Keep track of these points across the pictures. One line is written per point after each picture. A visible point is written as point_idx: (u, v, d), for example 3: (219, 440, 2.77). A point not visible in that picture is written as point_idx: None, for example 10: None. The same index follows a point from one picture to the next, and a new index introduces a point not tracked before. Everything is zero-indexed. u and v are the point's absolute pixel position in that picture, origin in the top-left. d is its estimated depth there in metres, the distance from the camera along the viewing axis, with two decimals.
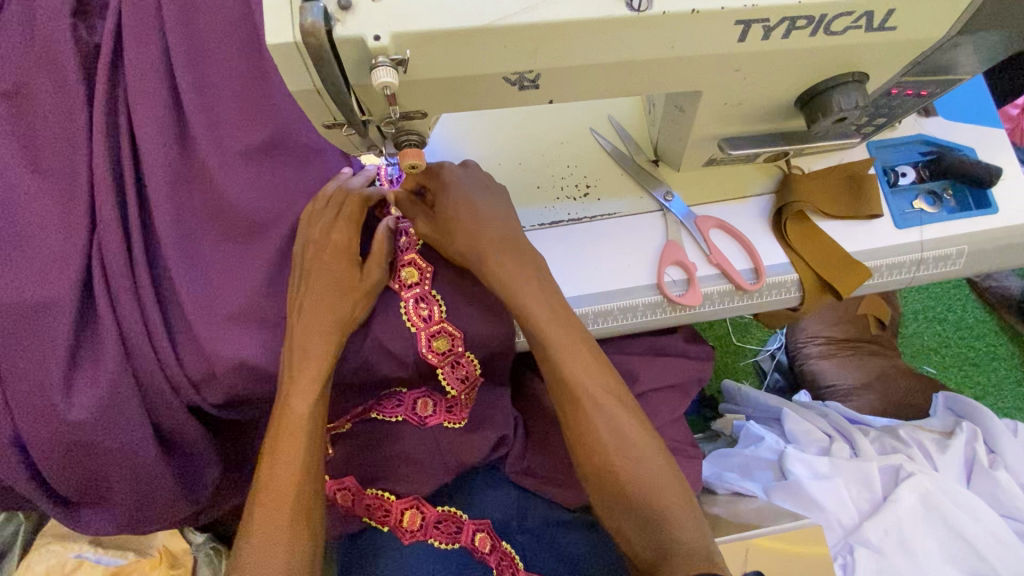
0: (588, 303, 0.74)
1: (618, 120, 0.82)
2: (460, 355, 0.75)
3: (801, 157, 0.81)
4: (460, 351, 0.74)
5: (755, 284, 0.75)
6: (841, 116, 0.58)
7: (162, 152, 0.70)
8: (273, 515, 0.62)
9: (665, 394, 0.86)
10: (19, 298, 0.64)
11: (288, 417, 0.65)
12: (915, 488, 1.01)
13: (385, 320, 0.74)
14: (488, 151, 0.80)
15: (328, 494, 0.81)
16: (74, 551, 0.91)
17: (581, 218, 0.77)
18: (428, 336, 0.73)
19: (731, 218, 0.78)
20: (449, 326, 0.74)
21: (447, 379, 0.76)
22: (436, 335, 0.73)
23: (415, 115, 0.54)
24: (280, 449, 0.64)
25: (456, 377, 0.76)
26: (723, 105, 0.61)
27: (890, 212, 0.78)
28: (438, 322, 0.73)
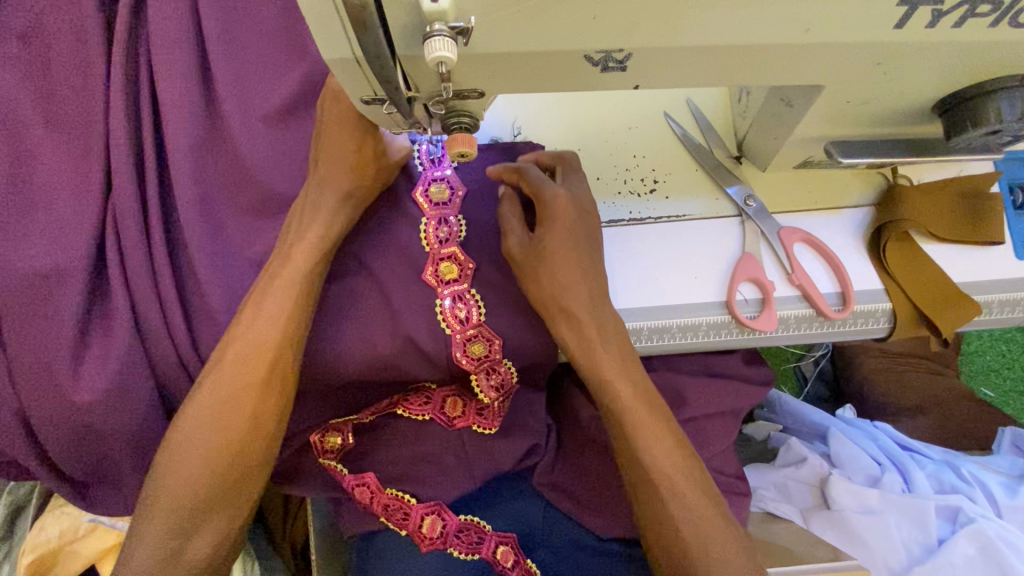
0: (645, 317, 0.65)
1: (697, 105, 0.70)
2: (496, 362, 0.67)
3: (911, 165, 0.69)
4: (497, 357, 0.67)
5: (840, 313, 0.65)
6: (999, 130, 0.46)
7: (185, 112, 0.63)
8: (232, 413, 0.56)
9: (716, 419, 0.77)
10: (28, 265, 0.59)
11: (282, 272, 0.59)
12: (975, 536, 0.92)
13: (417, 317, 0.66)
14: (544, 132, 0.70)
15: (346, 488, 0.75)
16: (88, 515, 0.88)
17: (645, 218, 0.68)
18: (463, 339, 0.65)
19: (820, 231, 0.67)
20: (486, 329, 0.66)
21: (481, 387, 0.68)
22: (471, 340, 0.65)
23: (470, 94, 0.45)
24: (217, 413, 0.55)
25: (490, 386, 0.68)
26: (845, 103, 0.49)
27: (1011, 238, 0.67)
28: (475, 325, 0.66)
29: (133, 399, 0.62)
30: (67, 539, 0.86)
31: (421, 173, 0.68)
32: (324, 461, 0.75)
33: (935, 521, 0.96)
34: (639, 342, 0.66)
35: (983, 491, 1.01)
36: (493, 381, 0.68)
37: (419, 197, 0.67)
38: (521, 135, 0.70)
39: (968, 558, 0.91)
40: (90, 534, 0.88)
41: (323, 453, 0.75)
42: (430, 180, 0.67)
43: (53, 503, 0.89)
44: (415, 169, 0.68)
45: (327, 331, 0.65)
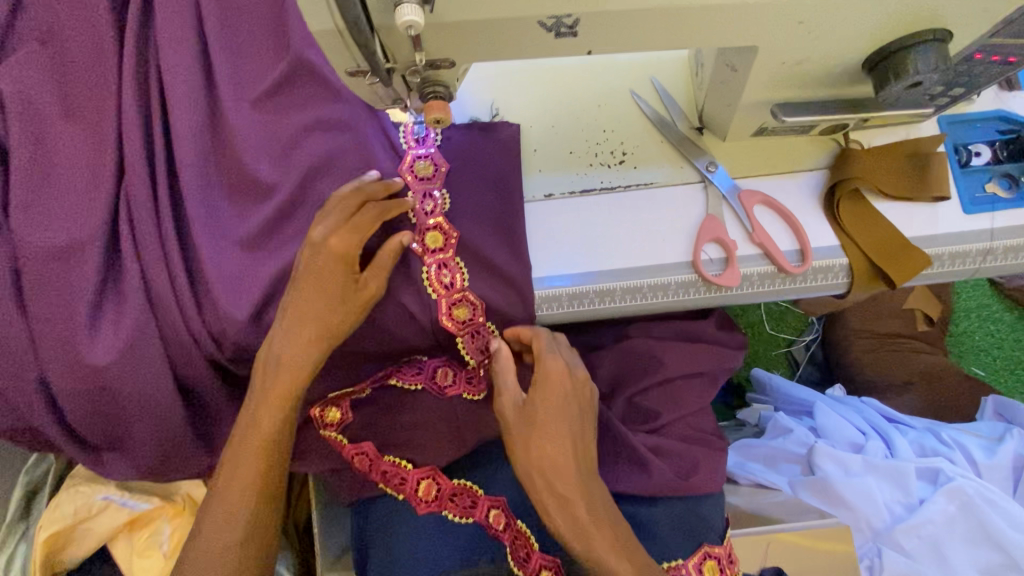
0: (618, 278, 0.70)
1: (661, 83, 0.76)
2: (480, 325, 0.71)
3: (862, 130, 0.74)
4: (480, 321, 0.70)
5: (800, 267, 0.69)
6: (917, 81, 0.51)
7: (189, 101, 0.69)
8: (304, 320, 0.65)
9: (693, 380, 0.82)
10: (48, 240, 0.64)
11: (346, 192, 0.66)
12: (954, 494, 0.95)
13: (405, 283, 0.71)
14: (520, 111, 0.76)
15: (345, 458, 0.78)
16: (101, 493, 0.93)
17: (615, 187, 0.73)
18: (449, 304, 0.70)
19: (779, 194, 0.72)
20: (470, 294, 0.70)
21: (467, 350, 0.72)
22: (457, 303, 0.70)
23: (443, 64, 0.51)
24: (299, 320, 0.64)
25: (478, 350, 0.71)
26: (782, 65, 0.55)
27: (958, 194, 0.71)
28: (460, 290, 0.70)
29: (146, 363, 0.67)
30: (81, 516, 0.90)
31: (406, 152, 0.73)
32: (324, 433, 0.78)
33: (915, 481, 1.00)
34: (613, 302, 0.71)
35: (963, 453, 1.04)
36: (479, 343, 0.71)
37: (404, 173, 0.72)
38: (499, 115, 0.76)
39: (948, 515, 0.94)
40: (103, 512, 0.92)
41: (323, 427, 0.78)
42: (414, 158, 0.72)
43: (68, 482, 0.93)
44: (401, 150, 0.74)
45: None
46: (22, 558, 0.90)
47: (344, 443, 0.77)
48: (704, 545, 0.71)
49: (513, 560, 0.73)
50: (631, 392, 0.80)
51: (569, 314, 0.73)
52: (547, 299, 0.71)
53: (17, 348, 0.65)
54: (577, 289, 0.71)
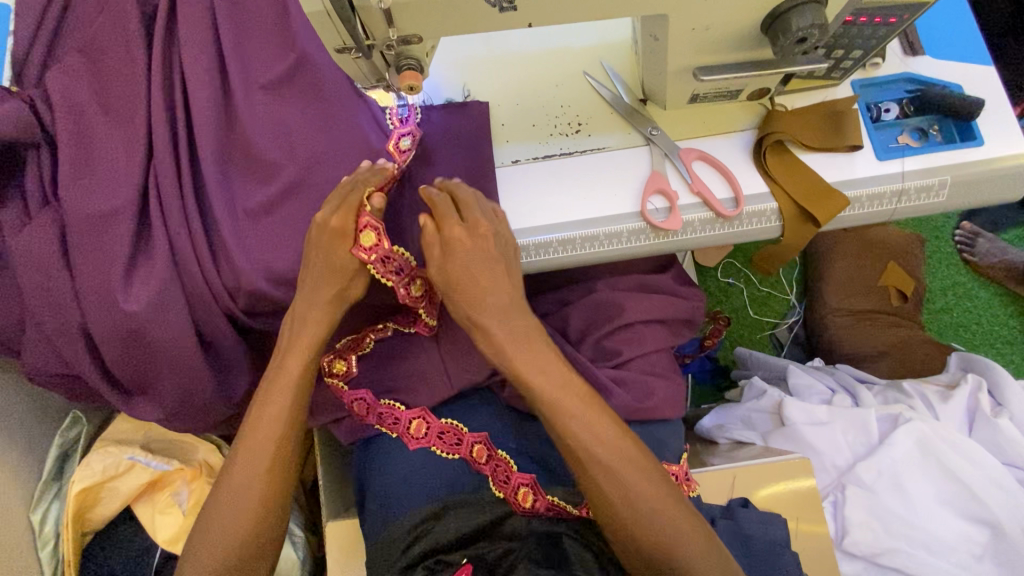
0: (576, 228, 0.81)
1: (609, 64, 0.88)
2: (388, 251, 0.74)
3: (786, 94, 0.85)
4: (388, 247, 0.73)
5: (734, 212, 0.80)
6: (801, 35, 0.63)
7: (206, 89, 0.81)
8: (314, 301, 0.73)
9: (652, 325, 0.91)
10: (90, 208, 0.77)
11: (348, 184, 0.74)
12: (911, 432, 1.01)
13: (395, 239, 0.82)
14: (489, 94, 0.88)
15: (345, 403, 0.87)
16: (127, 454, 1.02)
17: (572, 151, 0.84)
18: (357, 229, 0.72)
19: (715, 151, 0.83)
20: (376, 220, 0.73)
21: (382, 275, 0.76)
22: (364, 231, 0.72)
23: (412, 39, 0.63)
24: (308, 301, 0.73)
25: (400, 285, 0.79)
26: (692, 31, 0.67)
27: (872, 144, 0.82)
28: (365, 215, 0.72)
29: (171, 312, 0.78)
30: (109, 475, 1.00)
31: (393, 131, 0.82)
32: (330, 380, 0.87)
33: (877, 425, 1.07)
34: (574, 250, 0.81)
35: (921, 399, 1.11)
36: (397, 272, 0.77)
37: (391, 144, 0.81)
38: (471, 96, 0.88)
39: (906, 452, 1.00)
40: (129, 471, 1.01)
41: (330, 375, 0.87)
42: (399, 135, 0.81)
43: (98, 445, 1.03)
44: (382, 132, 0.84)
45: None
46: (54, 516, 0.97)
47: (345, 388, 0.87)
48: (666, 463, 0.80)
49: (494, 483, 0.82)
50: (597, 336, 0.89)
51: (537, 263, 0.82)
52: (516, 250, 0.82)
53: (64, 300, 0.76)
54: (542, 240, 0.81)
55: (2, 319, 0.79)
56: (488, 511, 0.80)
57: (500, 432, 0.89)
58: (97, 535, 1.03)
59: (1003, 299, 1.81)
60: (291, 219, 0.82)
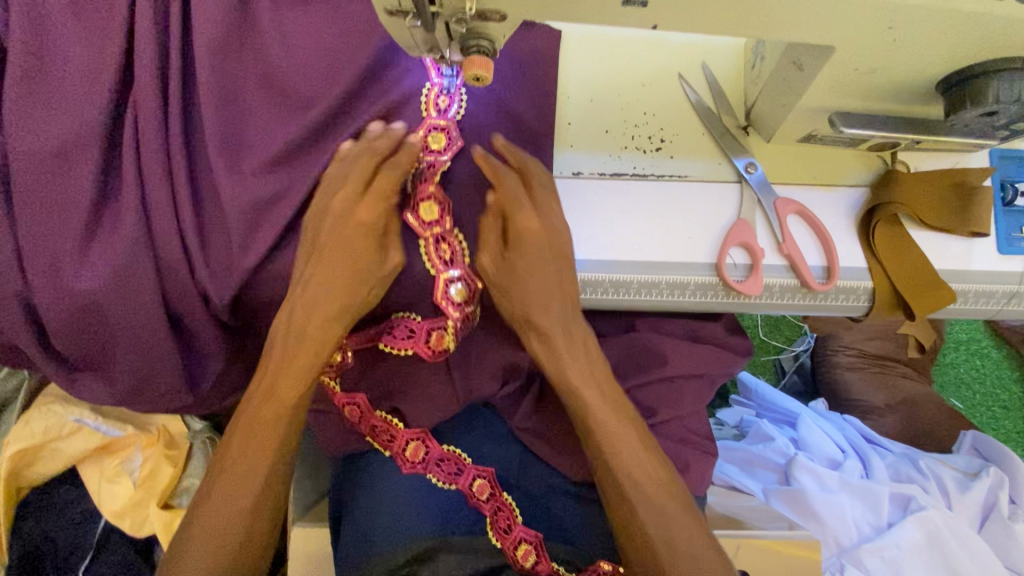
0: (635, 271, 0.68)
1: (712, 70, 0.71)
2: (446, 231, 0.68)
3: (912, 152, 0.70)
4: (447, 226, 0.67)
5: (824, 285, 0.67)
6: (994, 110, 0.48)
7: (209, 12, 0.63)
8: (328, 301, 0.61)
9: (692, 381, 0.81)
10: (39, 149, 0.60)
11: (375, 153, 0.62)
12: (923, 522, 0.96)
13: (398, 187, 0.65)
14: (562, 80, 0.71)
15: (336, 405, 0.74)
16: (74, 415, 0.91)
17: (648, 174, 0.69)
18: (416, 199, 0.67)
19: (815, 206, 0.69)
20: (442, 194, 0.67)
21: (428, 257, 0.68)
22: (425, 201, 0.67)
23: (492, 16, 0.47)
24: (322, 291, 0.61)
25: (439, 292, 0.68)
26: (853, 71, 0.51)
27: (995, 233, 0.69)
28: (431, 186, 0.67)
29: (132, 293, 0.64)
30: (50, 436, 0.89)
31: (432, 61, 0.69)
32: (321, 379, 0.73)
33: (887, 505, 1.01)
34: (628, 295, 0.69)
35: (937, 483, 1.05)
36: (448, 262, 0.68)
37: (427, 97, 0.66)
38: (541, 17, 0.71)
39: (914, 542, 0.96)
40: (73, 434, 0.90)
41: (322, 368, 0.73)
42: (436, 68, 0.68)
43: (43, 400, 0.91)
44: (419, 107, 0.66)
45: None
46: None
47: (337, 391, 0.73)
48: None
49: (492, 529, 0.74)
50: (632, 384, 0.79)
51: (599, 302, 0.69)
52: None
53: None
54: (593, 277, 0.68)
55: None
56: (482, 560, 0.72)
57: (505, 469, 0.80)
58: (35, 490, 0.94)
59: (1011, 363, 1.76)
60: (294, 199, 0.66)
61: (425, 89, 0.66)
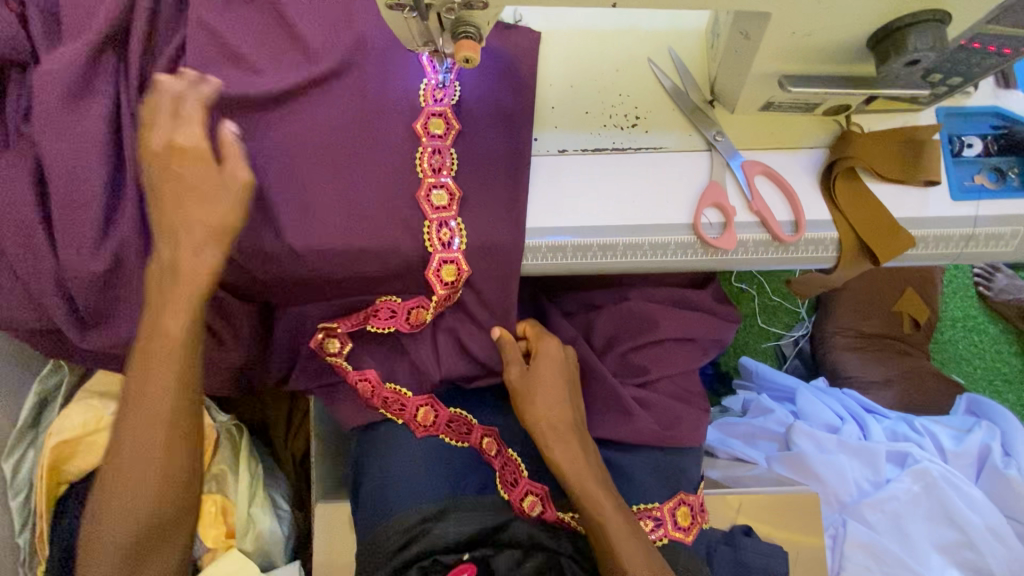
0: (620, 234, 0.75)
1: (678, 54, 0.79)
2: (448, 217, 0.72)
3: (864, 114, 0.77)
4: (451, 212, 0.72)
5: (792, 237, 0.74)
6: (915, 57, 0.56)
7: (231, 25, 0.72)
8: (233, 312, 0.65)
9: (681, 343, 0.87)
10: (85, 148, 0.68)
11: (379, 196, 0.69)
12: (919, 475, 1.00)
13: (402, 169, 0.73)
14: (544, 70, 0.79)
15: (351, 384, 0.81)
16: (109, 408, 0.97)
17: (626, 148, 0.77)
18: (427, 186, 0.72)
19: (780, 167, 0.76)
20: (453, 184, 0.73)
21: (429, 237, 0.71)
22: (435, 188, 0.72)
23: (477, 5, 0.56)
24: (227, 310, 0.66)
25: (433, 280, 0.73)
26: (791, 34, 0.59)
27: (948, 181, 0.75)
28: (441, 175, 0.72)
29: None
30: (89, 429, 0.94)
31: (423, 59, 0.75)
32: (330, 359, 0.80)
33: (885, 462, 1.04)
34: (615, 256, 0.76)
35: (932, 440, 1.09)
36: (447, 243, 0.72)
37: (424, 90, 0.74)
38: (522, 21, 0.80)
39: (912, 495, 0.99)
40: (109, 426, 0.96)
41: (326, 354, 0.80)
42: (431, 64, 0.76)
43: (79, 396, 0.97)
44: (418, 100, 0.74)
45: None
46: (28, 464, 0.94)
47: (349, 370, 0.80)
48: (682, 492, 0.80)
49: (502, 485, 0.81)
50: (625, 347, 0.86)
51: (531, 267, 0.77)
52: (552, 248, 0.75)
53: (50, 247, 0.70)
54: (583, 242, 0.75)
55: None
56: (491, 517, 0.79)
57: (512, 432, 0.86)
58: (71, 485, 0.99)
59: (1008, 337, 1.79)
60: None
61: (422, 85, 0.74)
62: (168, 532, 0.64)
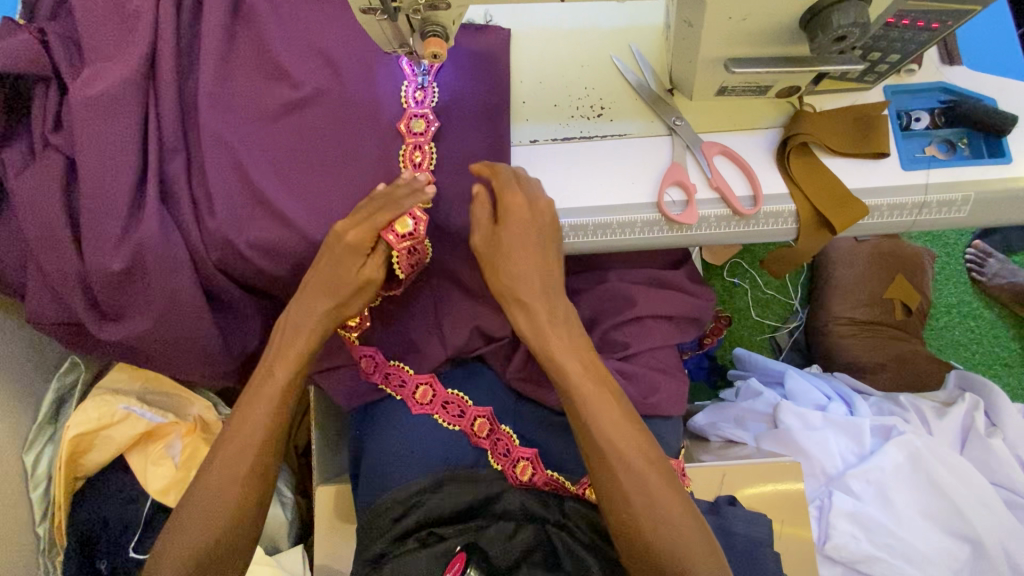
0: (588, 215, 0.80)
1: (639, 49, 0.86)
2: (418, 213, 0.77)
3: (816, 95, 0.83)
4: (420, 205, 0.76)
5: (752, 210, 0.79)
6: (841, 33, 0.61)
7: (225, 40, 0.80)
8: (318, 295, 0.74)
9: (657, 319, 0.91)
10: (96, 151, 0.76)
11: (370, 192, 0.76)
12: (903, 445, 1.02)
13: (385, 164, 0.80)
14: (516, 69, 0.86)
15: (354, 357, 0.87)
16: (123, 403, 1.03)
17: (592, 136, 0.83)
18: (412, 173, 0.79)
19: (738, 147, 0.81)
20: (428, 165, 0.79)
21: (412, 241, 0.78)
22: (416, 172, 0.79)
23: (440, 6, 0.62)
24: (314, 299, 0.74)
25: (403, 248, 0.76)
26: (729, 20, 0.65)
27: (898, 153, 0.80)
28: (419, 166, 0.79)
29: (177, 268, 0.78)
30: (104, 422, 1.00)
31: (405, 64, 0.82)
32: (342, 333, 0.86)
33: (869, 435, 1.07)
34: (586, 236, 0.80)
35: (916, 413, 1.11)
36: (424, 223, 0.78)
37: (405, 94, 0.81)
38: (492, 21, 0.87)
39: (897, 464, 1.01)
40: (124, 420, 1.02)
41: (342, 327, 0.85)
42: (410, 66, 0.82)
43: (95, 392, 1.03)
44: (400, 103, 0.81)
45: (328, 219, 0.79)
46: (47, 459, 0.99)
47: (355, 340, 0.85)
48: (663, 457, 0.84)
49: (493, 456, 0.86)
50: (603, 324, 0.90)
51: None
52: None
53: (66, 244, 0.76)
54: None
55: (3, 257, 0.80)
56: (481, 488, 0.81)
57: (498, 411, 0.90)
58: (89, 479, 1.04)
59: (1006, 321, 1.71)
60: (297, 182, 0.80)
61: (403, 88, 0.81)
62: (224, 552, 0.68)
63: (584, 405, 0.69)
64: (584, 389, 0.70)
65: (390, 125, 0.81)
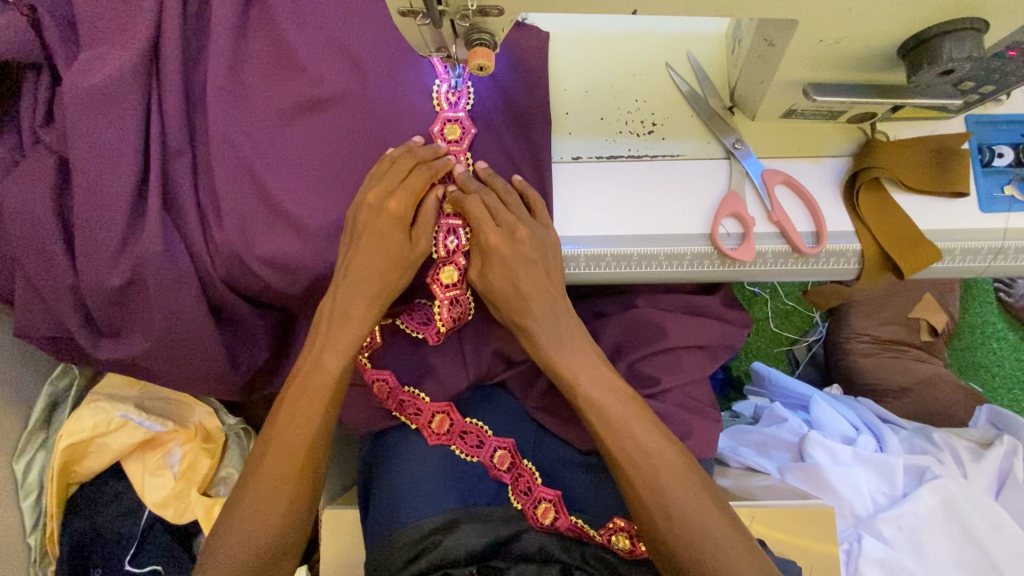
0: (634, 244, 0.73)
1: (697, 59, 0.77)
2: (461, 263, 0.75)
3: (890, 122, 0.75)
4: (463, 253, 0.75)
5: (814, 249, 0.72)
6: (950, 68, 0.53)
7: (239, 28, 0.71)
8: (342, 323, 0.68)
9: (694, 352, 0.85)
10: (91, 151, 0.68)
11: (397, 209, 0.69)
12: (938, 490, 0.98)
13: None
14: (557, 74, 0.77)
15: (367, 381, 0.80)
16: (119, 411, 0.97)
17: (642, 155, 0.75)
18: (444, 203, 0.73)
19: (801, 176, 0.74)
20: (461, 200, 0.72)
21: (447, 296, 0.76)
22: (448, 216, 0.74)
23: (491, 11, 0.54)
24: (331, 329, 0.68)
25: (446, 298, 0.76)
26: (819, 42, 0.57)
27: (976, 193, 0.73)
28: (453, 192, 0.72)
29: (179, 282, 0.71)
30: (99, 431, 0.95)
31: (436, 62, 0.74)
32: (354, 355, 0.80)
33: (902, 475, 1.03)
34: (629, 267, 0.74)
35: (951, 454, 1.06)
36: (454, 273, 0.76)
37: (438, 95, 0.74)
38: (532, 19, 0.78)
39: (930, 509, 0.97)
40: (120, 428, 0.97)
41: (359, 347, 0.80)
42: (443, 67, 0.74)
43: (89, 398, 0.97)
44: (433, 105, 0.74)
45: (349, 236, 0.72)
46: (38, 467, 0.93)
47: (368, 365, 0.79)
48: None
49: (514, 494, 0.79)
50: (634, 356, 0.84)
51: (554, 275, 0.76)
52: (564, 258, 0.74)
53: (59, 253, 0.69)
54: (596, 251, 0.73)
55: None
56: (502, 529, 0.76)
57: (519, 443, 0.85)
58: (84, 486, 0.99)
59: None
60: (314, 192, 0.72)
61: (435, 88, 0.74)
62: None
63: (623, 450, 0.66)
64: (624, 437, 0.66)
65: (419, 133, 0.73)
